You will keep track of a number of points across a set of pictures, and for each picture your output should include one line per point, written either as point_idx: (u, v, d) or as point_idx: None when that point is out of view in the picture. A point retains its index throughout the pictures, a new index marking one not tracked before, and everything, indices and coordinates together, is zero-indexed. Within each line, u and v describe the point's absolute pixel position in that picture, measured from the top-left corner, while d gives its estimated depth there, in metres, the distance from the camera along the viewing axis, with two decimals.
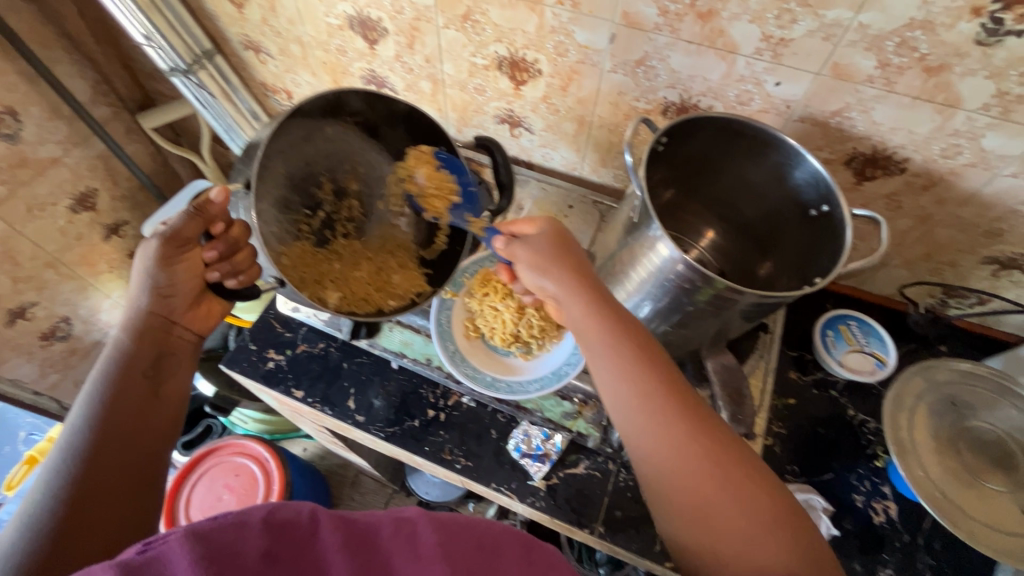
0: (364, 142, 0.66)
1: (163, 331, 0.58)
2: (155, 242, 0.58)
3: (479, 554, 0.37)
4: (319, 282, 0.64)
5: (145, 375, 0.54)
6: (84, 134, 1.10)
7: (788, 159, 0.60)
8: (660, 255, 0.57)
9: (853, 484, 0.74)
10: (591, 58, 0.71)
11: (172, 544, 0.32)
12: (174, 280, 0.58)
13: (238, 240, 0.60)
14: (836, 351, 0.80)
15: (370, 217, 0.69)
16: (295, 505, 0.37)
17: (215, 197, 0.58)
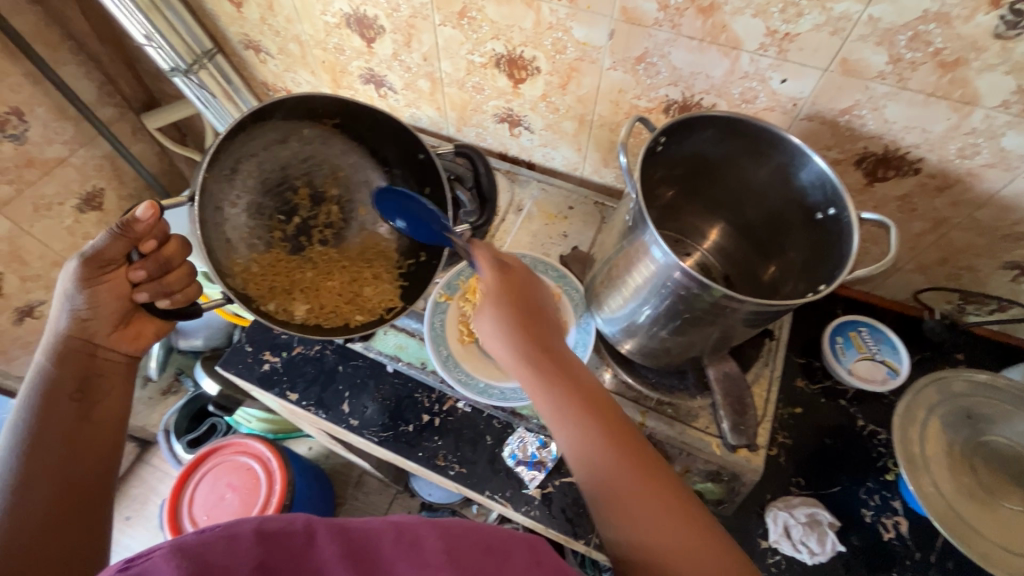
0: (347, 147, 0.69)
1: (88, 354, 0.57)
2: (74, 265, 0.54)
3: (484, 555, 0.40)
4: (287, 292, 0.65)
5: (74, 400, 0.54)
6: (90, 134, 1.11)
7: (793, 160, 0.57)
8: (656, 262, 0.54)
9: (861, 498, 0.71)
10: (590, 55, 0.69)
11: (156, 561, 0.34)
12: (95, 303, 0.56)
13: (171, 258, 0.58)
14: (845, 359, 0.77)
15: (351, 222, 0.72)
16: (286, 516, 0.39)
17: (142, 214, 0.53)
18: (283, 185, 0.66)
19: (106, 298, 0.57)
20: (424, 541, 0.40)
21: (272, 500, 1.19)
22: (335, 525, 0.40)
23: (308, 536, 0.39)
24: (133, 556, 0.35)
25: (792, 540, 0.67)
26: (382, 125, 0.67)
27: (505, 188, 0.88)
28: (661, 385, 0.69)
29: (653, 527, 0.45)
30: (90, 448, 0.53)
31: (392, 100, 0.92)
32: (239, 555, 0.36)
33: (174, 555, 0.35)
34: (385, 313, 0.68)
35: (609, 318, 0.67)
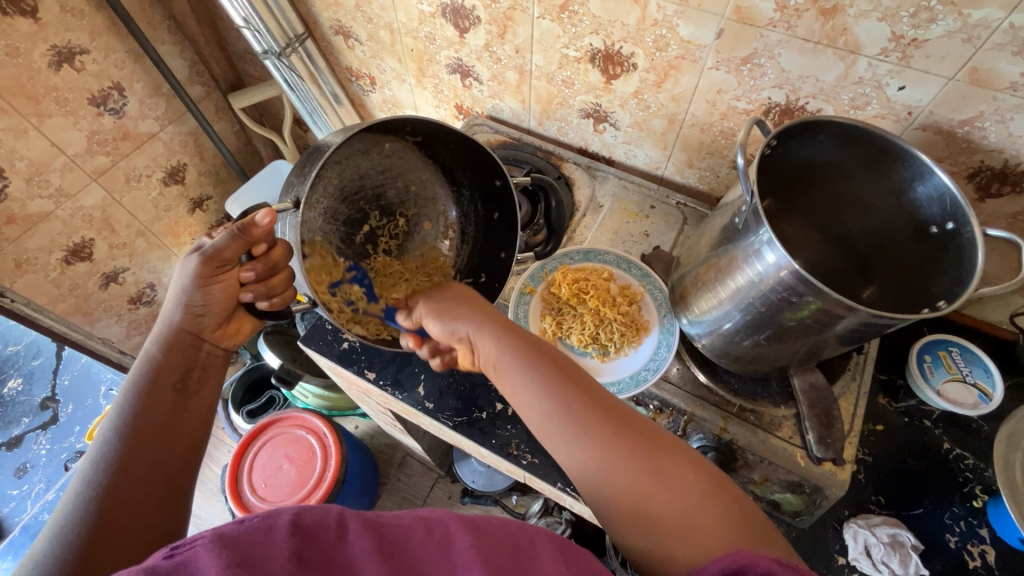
0: (422, 164, 0.70)
1: (192, 348, 0.59)
2: (195, 259, 0.55)
3: (512, 552, 0.41)
4: (355, 301, 0.63)
5: (176, 389, 0.56)
6: (179, 112, 1.16)
7: (911, 171, 0.55)
8: (764, 263, 0.54)
9: (945, 523, 0.69)
10: (693, 54, 0.69)
11: (199, 550, 0.36)
12: (208, 301, 0.58)
13: (278, 263, 0.58)
14: (934, 379, 0.74)
15: (415, 235, 0.72)
16: (319, 509, 0.41)
17: (261, 219, 0.53)
18: (358, 195, 0.66)
19: (218, 295, 0.58)
20: (453, 538, 0.41)
21: (326, 474, 1.23)
22: (364, 518, 0.42)
23: (340, 528, 0.40)
24: (177, 544, 0.37)
25: (872, 559, 0.65)
26: (465, 148, 0.66)
27: (584, 183, 0.88)
28: (744, 391, 0.68)
29: (627, 467, 0.47)
30: (184, 435, 0.54)
31: (476, 90, 0.93)
32: (274, 544, 0.37)
33: (213, 542, 0.36)
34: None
35: (695, 320, 0.67)
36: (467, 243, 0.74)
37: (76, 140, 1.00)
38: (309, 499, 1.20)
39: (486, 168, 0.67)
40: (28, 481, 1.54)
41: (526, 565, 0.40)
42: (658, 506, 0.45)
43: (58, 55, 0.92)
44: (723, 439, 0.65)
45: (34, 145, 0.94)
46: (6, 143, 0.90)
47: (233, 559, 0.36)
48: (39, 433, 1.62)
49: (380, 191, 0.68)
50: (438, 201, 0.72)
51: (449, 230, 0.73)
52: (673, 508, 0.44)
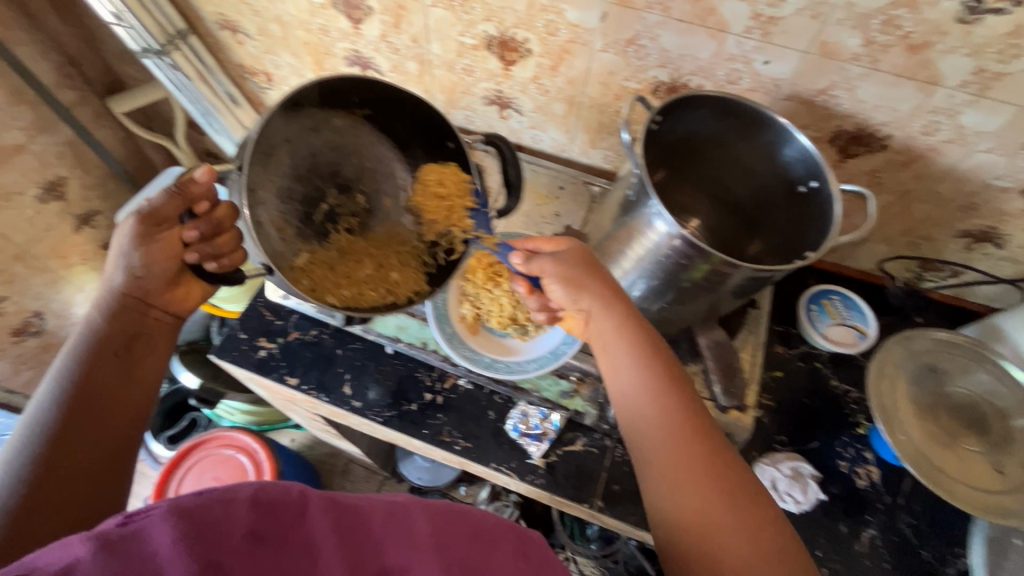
0: (375, 137, 0.66)
1: (139, 313, 0.57)
2: (132, 220, 0.56)
3: (472, 543, 0.43)
4: (321, 276, 0.60)
5: (117, 355, 0.54)
6: (51, 120, 1.05)
7: (777, 137, 0.61)
8: (657, 232, 0.57)
9: (837, 451, 0.77)
10: (582, 38, 0.71)
11: (154, 519, 0.34)
12: (149, 263, 0.56)
13: (222, 221, 0.59)
14: (820, 325, 0.83)
15: (376, 214, 0.66)
16: (280, 486, 0.40)
17: (199, 175, 0.57)
18: (312, 172, 0.62)
19: (159, 258, 0.56)
20: (414, 522, 0.42)
21: None
22: (325, 498, 0.41)
23: (301, 503, 0.39)
24: (131, 512, 0.35)
25: (778, 491, 0.71)
26: (418, 114, 0.65)
27: (494, 170, 0.89)
28: None
29: (701, 492, 0.49)
30: (123, 403, 0.53)
31: None
32: (235, 518, 0.36)
33: (170, 515, 0.35)
34: (413, 298, 0.63)
35: None
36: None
37: None
38: None
39: (437, 130, 0.66)
40: None
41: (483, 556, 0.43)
42: (720, 529, 0.47)
43: None
44: None
45: None
46: None
47: (188, 533, 0.34)
48: None
49: (335, 169, 0.63)
50: (397, 178, 0.68)
51: (413, 207, 0.69)
52: (731, 530, 0.47)
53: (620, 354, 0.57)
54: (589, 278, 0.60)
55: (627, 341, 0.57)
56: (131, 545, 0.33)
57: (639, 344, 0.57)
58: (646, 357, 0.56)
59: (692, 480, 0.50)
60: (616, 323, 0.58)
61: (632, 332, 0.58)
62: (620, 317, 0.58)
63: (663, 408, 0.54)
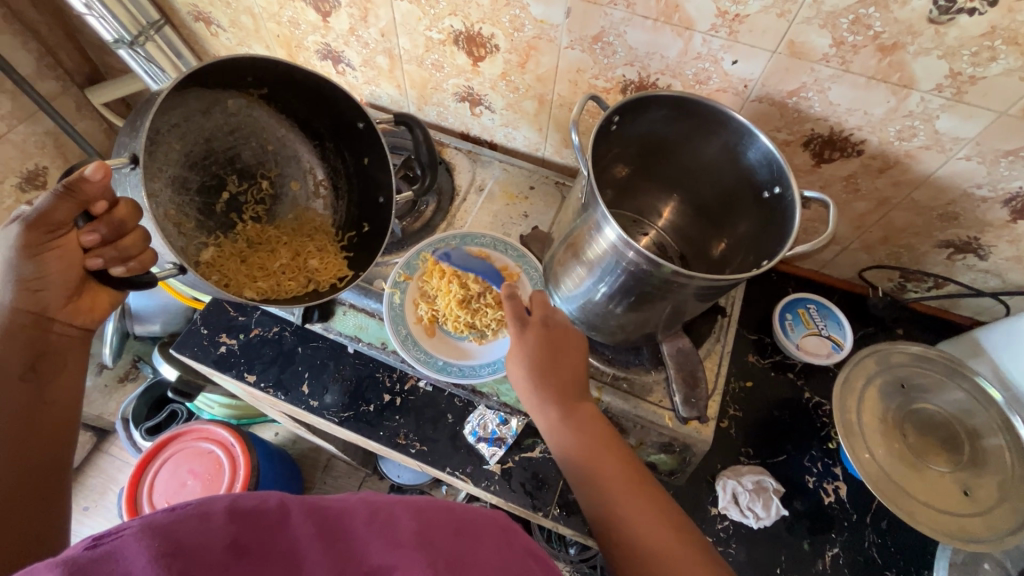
0: (275, 116, 0.68)
1: (38, 330, 0.51)
2: (16, 227, 0.47)
3: (457, 536, 0.42)
4: (232, 266, 0.64)
5: (22, 380, 0.50)
6: (30, 110, 1.06)
7: (740, 138, 0.58)
8: (608, 237, 0.56)
9: (805, 466, 0.74)
10: (548, 33, 0.69)
11: (126, 539, 0.32)
12: (45, 271, 0.49)
13: (125, 221, 0.50)
14: (793, 334, 0.80)
15: (281, 198, 0.72)
16: (259, 494, 0.38)
17: (92, 174, 0.46)
18: (208, 159, 0.64)
19: (54, 266, 0.49)
20: (398, 519, 0.40)
21: (236, 485, 1.18)
22: (305, 505, 0.39)
23: (282, 512, 0.38)
24: (99, 534, 0.32)
25: (739, 506, 0.69)
26: (318, 96, 0.66)
27: (465, 168, 0.87)
28: (617, 360, 0.71)
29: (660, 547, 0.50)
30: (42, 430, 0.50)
31: (350, 77, 0.90)
32: (214, 531, 0.34)
33: (145, 533, 0.32)
34: (336, 284, 0.69)
35: (565, 298, 0.69)
36: (343, 200, 0.75)
37: None
38: None
39: (345, 114, 0.67)
40: None
41: (468, 545, 0.41)
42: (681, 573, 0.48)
43: None
44: (599, 408, 0.69)
45: None
46: None
47: (163, 548, 0.32)
48: None
49: (233, 153, 0.66)
50: (303, 159, 0.72)
51: (320, 188, 0.74)
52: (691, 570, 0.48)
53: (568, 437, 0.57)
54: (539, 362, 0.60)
55: (577, 421, 0.58)
56: (101, 565, 0.30)
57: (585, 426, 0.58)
58: (591, 432, 0.57)
59: (652, 538, 0.50)
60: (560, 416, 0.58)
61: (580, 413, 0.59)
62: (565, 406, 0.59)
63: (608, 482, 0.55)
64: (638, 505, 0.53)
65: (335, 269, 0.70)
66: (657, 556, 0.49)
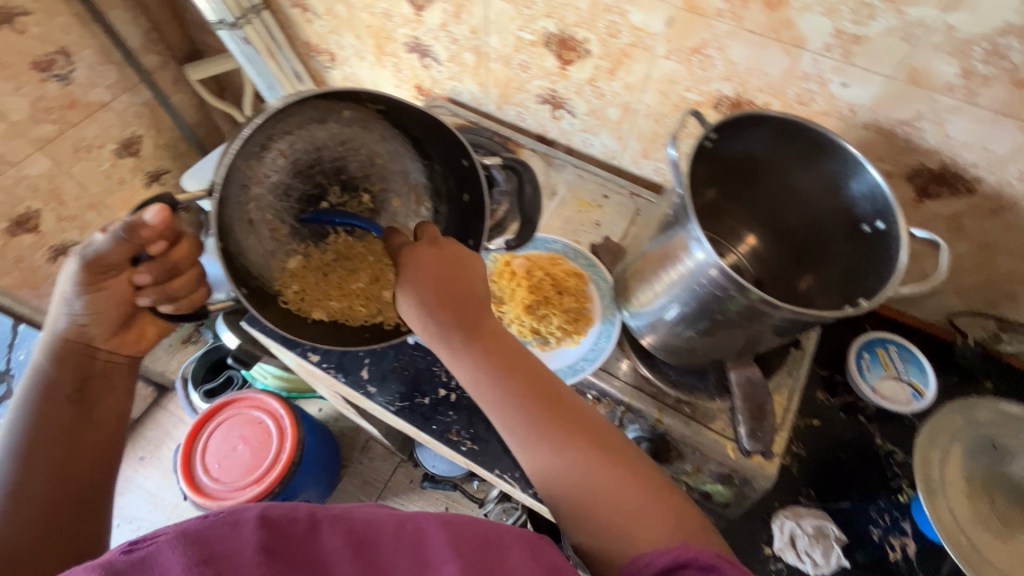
0: (388, 133, 0.65)
1: (85, 357, 0.59)
2: (75, 266, 0.55)
3: (485, 548, 0.43)
4: (310, 282, 0.64)
5: (71, 401, 0.57)
6: (133, 81, 1.12)
7: (844, 168, 0.55)
8: (695, 256, 0.53)
9: (871, 516, 0.70)
10: (645, 42, 0.68)
11: (159, 547, 0.38)
12: (96, 307, 0.57)
13: (176, 262, 0.57)
14: (870, 375, 0.76)
15: (382, 213, 0.68)
16: (287, 504, 0.42)
17: (152, 217, 0.51)
18: (314, 167, 0.63)
19: (106, 302, 0.58)
20: (428, 536, 0.43)
21: (281, 456, 1.22)
22: (334, 517, 0.43)
23: (310, 522, 0.42)
24: (135, 540, 0.39)
25: (796, 550, 0.66)
26: (434, 124, 0.62)
27: (539, 170, 0.87)
28: (681, 383, 0.68)
29: (586, 479, 0.50)
30: (89, 444, 0.57)
31: (434, 71, 0.91)
32: (242, 537, 0.39)
33: (178, 540, 0.38)
34: (402, 323, 0.66)
35: (637, 313, 0.67)
36: (439, 225, 0.71)
37: (18, 107, 0.97)
38: (263, 480, 1.19)
39: (455, 147, 0.63)
40: None
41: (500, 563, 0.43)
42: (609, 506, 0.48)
43: None
44: (658, 429, 0.66)
45: None
46: None
47: (196, 555, 0.37)
48: None
49: (340, 164, 0.64)
50: (409, 176, 0.68)
51: (421, 209, 0.69)
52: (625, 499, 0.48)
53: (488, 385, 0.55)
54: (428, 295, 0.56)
55: (488, 356, 0.56)
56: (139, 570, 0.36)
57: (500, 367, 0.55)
58: (504, 365, 0.55)
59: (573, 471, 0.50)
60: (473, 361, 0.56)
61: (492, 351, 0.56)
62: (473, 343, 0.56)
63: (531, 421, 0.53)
64: (561, 439, 0.52)
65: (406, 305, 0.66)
66: (584, 488, 0.49)
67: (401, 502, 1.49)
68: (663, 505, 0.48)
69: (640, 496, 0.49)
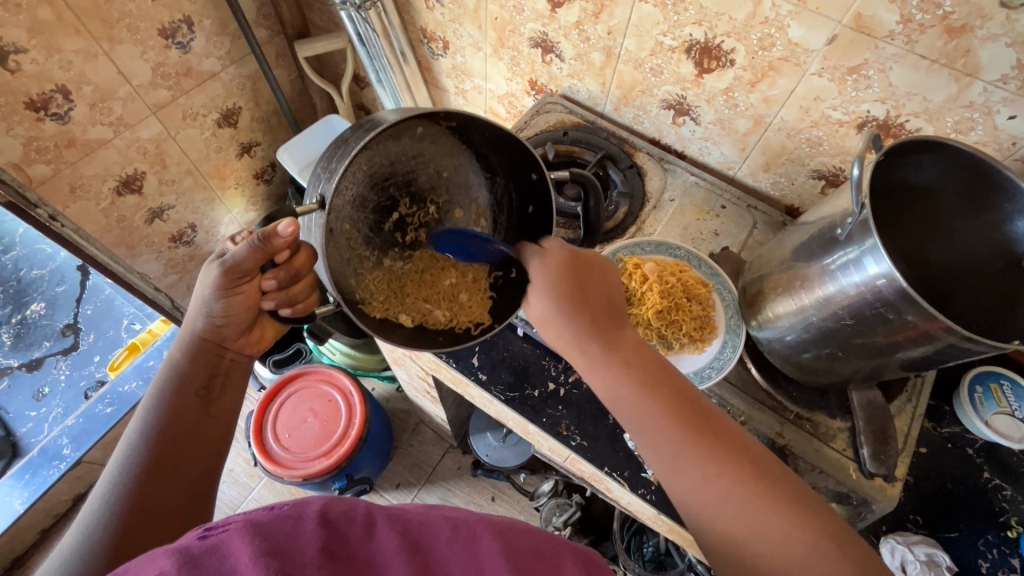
0: (454, 148, 0.66)
1: (215, 356, 0.60)
2: (216, 270, 0.56)
3: (537, 561, 0.40)
4: (387, 295, 0.64)
5: (199, 395, 0.57)
6: (242, 53, 1.15)
7: (1013, 204, 0.55)
8: (863, 273, 0.53)
9: (979, 549, 0.71)
10: (798, 57, 0.68)
11: (228, 534, 0.35)
12: (230, 312, 0.58)
13: (300, 270, 0.57)
14: (984, 410, 0.74)
15: (444, 223, 0.69)
16: (348, 503, 0.40)
17: (284, 230, 0.52)
18: (388, 180, 0.63)
19: (237, 306, 0.58)
20: (479, 541, 0.40)
21: (350, 432, 1.25)
22: (391, 516, 0.40)
23: (367, 523, 0.39)
24: (209, 526, 0.37)
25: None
26: (502, 139, 0.63)
27: (656, 174, 0.87)
28: (802, 399, 0.69)
29: (732, 503, 0.46)
30: (206, 439, 0.56)
31: (555, 68, 0.92)
32: (306, 534, 0.36)
33: (246, 529, 0.36)
34: (472, 329, 0.64)
35: (764, 326, 0.67)
36: (499, 233, 0.71)
37: (141, 71, 0.99)
38: (331, 454, 1.22)
39: (522, 161, 0.64)
40: (47, 404, 1.57)
41: None
42: (750, 539, 0.45)
43: None
44: (777, 443, 0.67)
45: (102, 71, 0.94)
46: (76, 65, 0.90)
47: (265, 548, 0.35)
48: (60, 357, 1.65)
49: (410, 176, 0.65)
50: (471, 188, 0.69)
51: (480, 219, 0.70)
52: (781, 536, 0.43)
53: (624, 396, 0.54)
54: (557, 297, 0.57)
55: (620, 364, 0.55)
56: (208, 556, 0.34)
57: (640, 382, 0.54)
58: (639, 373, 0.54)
59: (722, 491, 0.47)
60: (611, 377, 0.55)
61: (623, 365, 0.55)
62: (609, 356, 0.56)
63: (674, 445, 0.50)
64: (713, 458, 0.48)
65: (474, 311, 0.65)
66: (727, 512, 0.46)
67: (449, 487, 1.51)
68: (830, 542, 0.42)
69: (805, 528, 0.43)
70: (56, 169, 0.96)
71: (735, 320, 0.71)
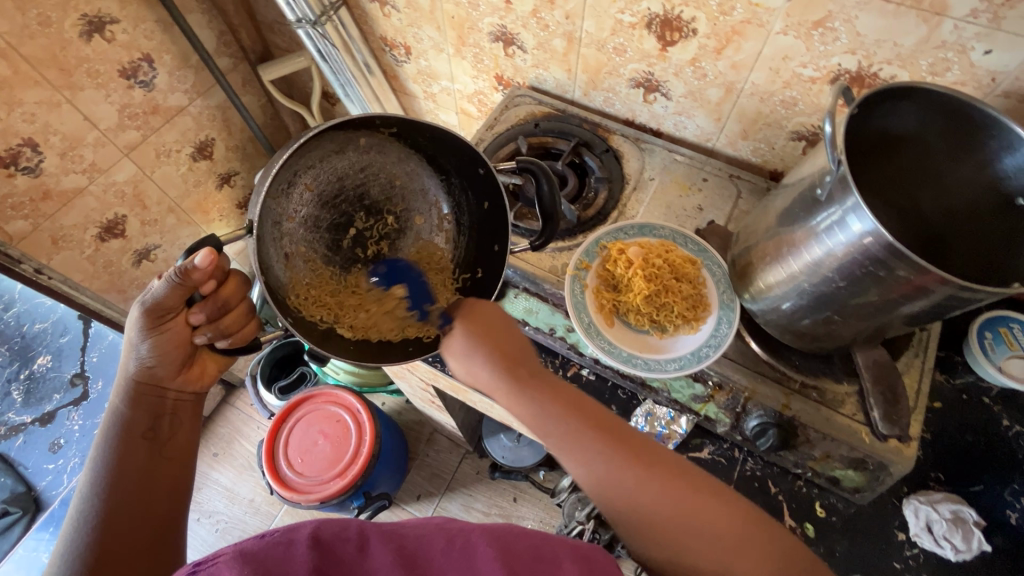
0: (404, 155, 0.66)
1: (157, 398, 0.58)
2: (136, 313, 0.53)
3: (535, 561, 0.41)
4: (338, 309, 0.63)
5: (146, 438, 0.56)
6: (207, 85, 1.14)
7: (999, 144, 0.53)
8: (848, 231, 0.51)
9: (1007, 500, 0.68)
10: (760, 18, 0.66)
11: (220, 567, 0.36)
12: (159, 352, 0.56)
13: (229, 300, 0.55)
14: (995, 355, 0.73)
15: (407, 231, 0.69)
16: (339, 522, 0.42)
17: (200, 262, 0.49)
18: (339, 197, 0.64)
19: (168, 346, 0.56)
20: (476, 549, 0.41)
21: (362, 449, 1.25)
22: (383, 533, 0.42)
23: (360, 540, 0.41)
24: (200, 561, 0.37)
25: (934, 535, 0.65)
26: (441, 136, 0.63)
27: (633, 155, 0.85)
28: (806, 367, 0.67)
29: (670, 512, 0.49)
30: (164, 479, 0.55)
31: (518, 60, 0.90)
32: (296, 560, 0.38)
33: (236, 560, 0.37)
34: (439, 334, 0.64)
35: (757, 298, 0.65)
36: (465, 234, 0.70)
37: (107, 114, 0.99)
38: (346, 474, 1.22)
39: (468, 159, 0.64)
40: (63, 455, 1.58)
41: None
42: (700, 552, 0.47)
43: (89, 25, 0.90)
44: (785, 416, 0.64)
45: (67, 119, 0.93)
46: (40, 116, 0.90)
47: None
48: (71, 408, 1.66)
49: (362, 190, 0.65)
50: (428, 193, 0.69)
51: (443, 222, 0.70)
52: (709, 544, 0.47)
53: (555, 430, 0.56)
54: (479, 345, 0.61)
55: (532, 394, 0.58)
56: None
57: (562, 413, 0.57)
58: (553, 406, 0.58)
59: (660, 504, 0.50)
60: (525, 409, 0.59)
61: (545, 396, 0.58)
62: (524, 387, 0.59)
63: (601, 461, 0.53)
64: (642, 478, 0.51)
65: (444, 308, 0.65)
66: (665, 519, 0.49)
67: (470, 493, 1.50)
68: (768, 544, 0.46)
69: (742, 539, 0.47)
70: (35, 223, 0.96)
71: (729, 297, 0.70)
